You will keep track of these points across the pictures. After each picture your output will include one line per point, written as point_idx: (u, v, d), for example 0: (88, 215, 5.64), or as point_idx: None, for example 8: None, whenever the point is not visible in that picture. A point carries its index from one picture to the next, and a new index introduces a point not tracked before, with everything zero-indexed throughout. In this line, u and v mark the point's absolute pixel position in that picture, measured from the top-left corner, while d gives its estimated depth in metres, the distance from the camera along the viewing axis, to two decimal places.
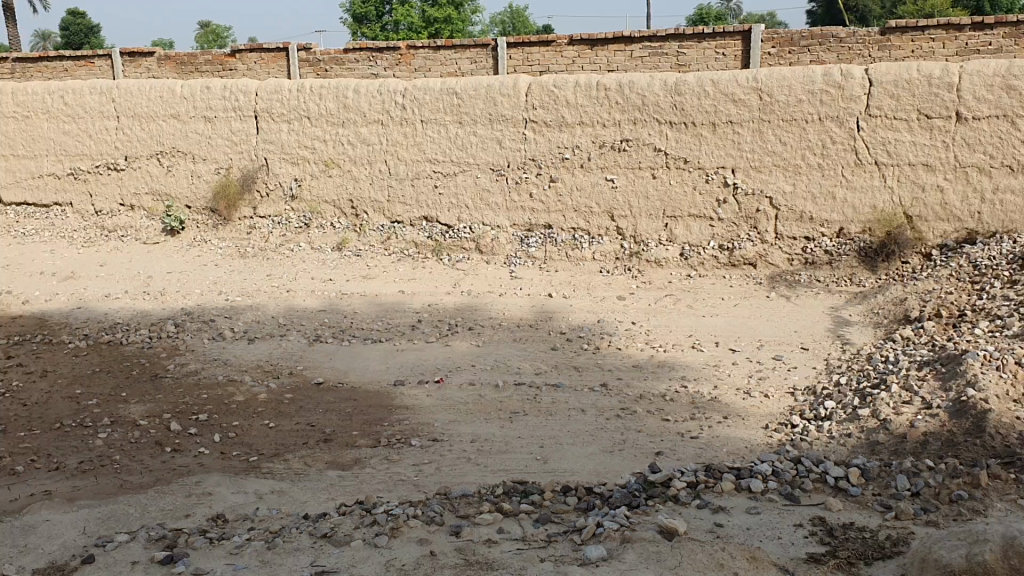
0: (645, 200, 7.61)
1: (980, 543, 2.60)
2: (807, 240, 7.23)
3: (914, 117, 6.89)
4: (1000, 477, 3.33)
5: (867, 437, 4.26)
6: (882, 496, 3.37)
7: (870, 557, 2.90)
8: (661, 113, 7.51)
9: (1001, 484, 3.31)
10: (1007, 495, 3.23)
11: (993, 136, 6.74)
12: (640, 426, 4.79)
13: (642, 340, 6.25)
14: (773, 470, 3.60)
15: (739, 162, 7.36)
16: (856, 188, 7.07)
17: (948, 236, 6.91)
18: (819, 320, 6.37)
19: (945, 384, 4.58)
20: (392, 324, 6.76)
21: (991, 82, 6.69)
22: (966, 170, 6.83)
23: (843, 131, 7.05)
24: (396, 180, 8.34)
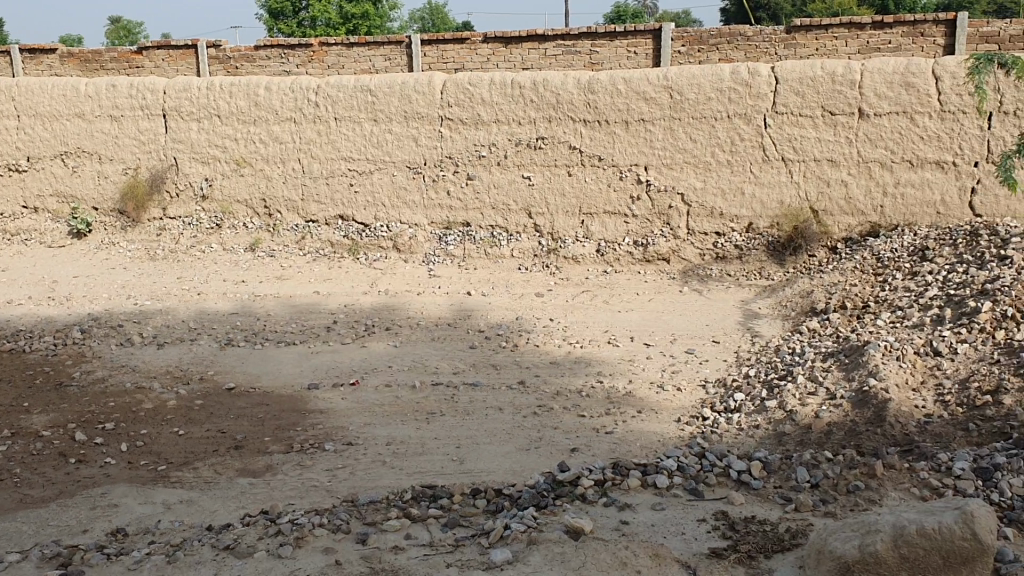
0: (560, 197, 7.64)
1: (871, 533, 2.67)
2: (718, 235, 7.37)
3: (819, 114, 7.06)
4: (895, 466, 3.43)
5: (774, 428, 4.35)
6: (783, 488, 3.44)
7: (769, 550, 2.96)
8: (575, 111, 7.55)
9: (896, 473, 3.41)
10: (901, 483, 3.33)
11: (894, 132, 6.94)
12: (556, 424, 4.80)
13: (560, 336, 6.28)
14: (679, 465, 3.65)
15: (652, 159, 7.44)
16: (764, 184, 7.21)
17: (852, 230, 7.10)
18: (730, 314, 6.48)
19: (848, 375, 4.71)
20: (308, 326, 6.66)
21: (892, 79, 6.88)
22: (869, 165, 7.01)
23: (751, 129, 7.19)
24: (310, 179, 8.21)
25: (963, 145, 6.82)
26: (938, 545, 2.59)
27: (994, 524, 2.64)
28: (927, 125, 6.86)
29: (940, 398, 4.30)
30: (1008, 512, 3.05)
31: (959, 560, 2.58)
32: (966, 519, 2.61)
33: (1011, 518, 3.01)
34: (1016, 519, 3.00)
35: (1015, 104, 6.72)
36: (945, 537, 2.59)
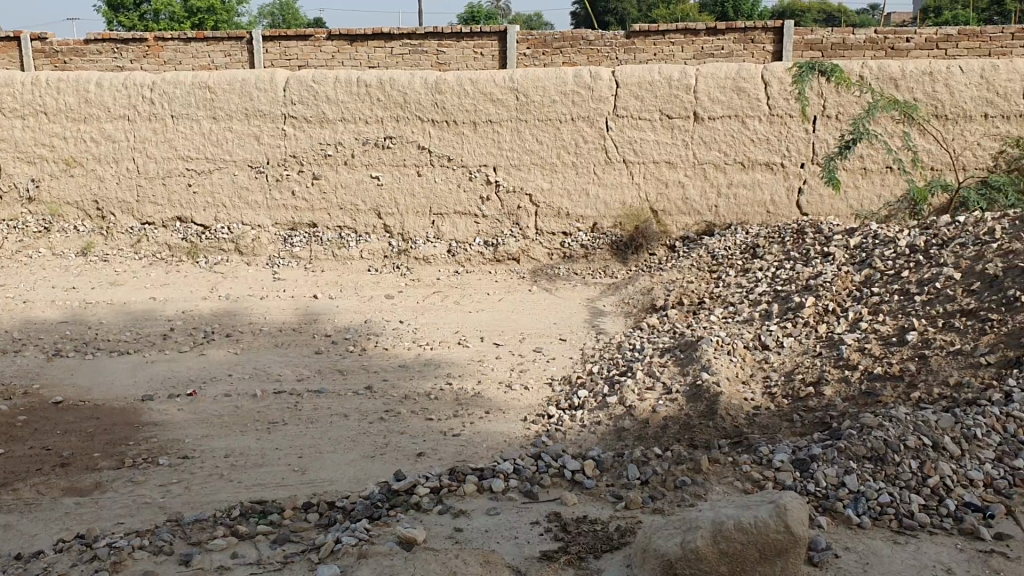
0: (409, 197, 7.57)
1: (693, 530, 2.73)
2: (565, 235, 7.49)
3: (657, 117, 7.25)
4: (720, 461, 3.56)
5: (613, 424, 4.43)
6: (614, 487, 3.51)
7: (598, 550, 3.00)
8: (423, 110, 7.49)
9: (721, 467, 3.53)
10: (725, 478, 3.45)
11: (727, 135, 7.19)
12: (402, 428, 4.74)
13: (409, 338, 6.22)
14: (515, 467, 3.66)
15: (500, 160, 7.46)
16: (607, 185, 7.37)
17: (689, 229, 7.35)
18: (577, 312, 6.58)
19: (684, 370, 4.86)
20: (144, 334, 6.34)
21: (724, 84, 7.14)
22: (705, 167, 7.26)
23: (593, 131, 7.32)
24: (146, 179, 7.84)
25: (791, 148, 7.14)
26: (756, 538, 2.68)
27: (805, 514, 2.78)
28: (758, 128, 7.14)
29: (768, 390, 4.48)
30: (823, 501, 3.21)
31: (776, 551, 2.69)
32: (780, 512, 2.72)
33: (826, 507, 3.18)
34: (830, 508, 3.17)
35: (836, 109, 7.07)
36: (762, 530, 2.69)
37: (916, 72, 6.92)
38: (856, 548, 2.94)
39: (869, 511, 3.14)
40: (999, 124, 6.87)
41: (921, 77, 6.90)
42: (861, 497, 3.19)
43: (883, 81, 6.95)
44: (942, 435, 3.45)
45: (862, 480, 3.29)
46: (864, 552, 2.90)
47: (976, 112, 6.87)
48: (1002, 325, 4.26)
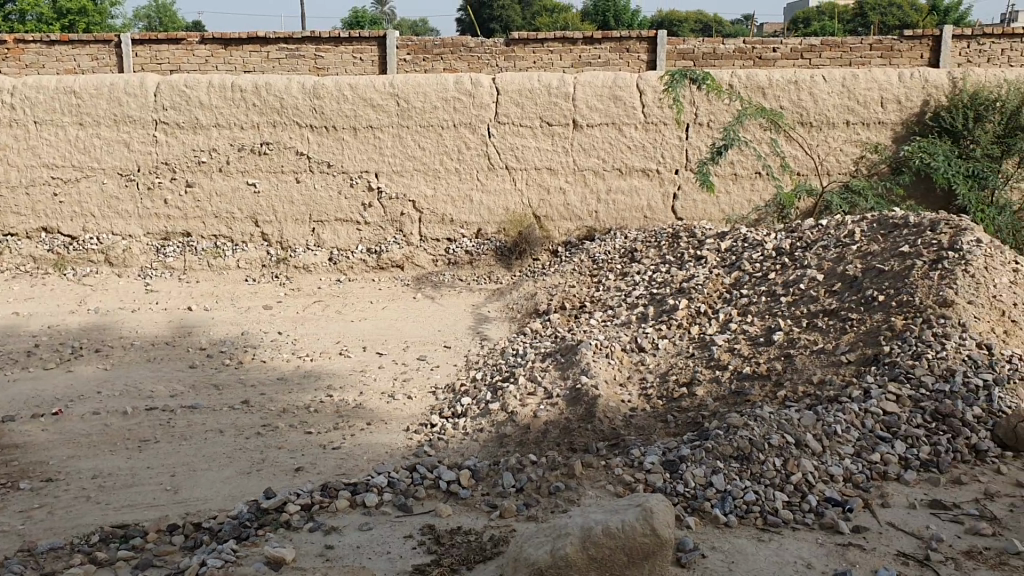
0: (288, 204, 7.42)
1: (562, 537, 2.75)
2: (449, 241, 7.47)
3: (537, 124, 7.30)
4: (593, 465, 3.60)
5: (495, 430, 4.43)
6: (489, 496, 3.51)
7: (471, 561, 2.99)
8: (300, 116, 7.34)
9: (594, 471, 3.58)
10: (598, 482, 3.49)
11: (605, 142, 7.31)
12: (280, 443, 4.63)
13: (288, 349, 6.08)
14: (389, 481, 3.63)
15: (381, 166, 7.38)
16: (490, 191, 7.38)
17: (571, 234, 7.43)
18: (461, 318, 6.57)
19: (564, 374, 4.90)
20: (5, 351, 6.02)
21: (601, 92, 7.24)
22: (584, 173, 7.35)
23: (475, 138, 7.32)
24: (7, 188, 7.46)
25: (666, 154, 7.30)
26: (623, 543, 2.72)
27: (670, 517, 2.84)
28: (634, 135, 7.28)
29: (644, 392, 4.57)
30: (692, 501, 3.28)
31: (643, 555, 2.74)
32: (647, 516, 2.77)
33: (694, 507, 3.25)
34: (699, 507, 3.25)
35: (708, 117, 7.26)
36: (629, 535, 2.73)
37: (781, 81, 7.17)
38: (723, 547, 3.01)
39: (735, 510, 3.23)
40: (860, 130, 7.16)
41: (786, 86, 7.16)
42: (728, 496, 3.28)
43: (750, 89, 7.19)
44: (804, 433, 3.57)
45: (729, 479, 3.37)
46: (730, 550, 2.97)
47: (839, 119, 7.15)
48: (861, 324, 4.45)
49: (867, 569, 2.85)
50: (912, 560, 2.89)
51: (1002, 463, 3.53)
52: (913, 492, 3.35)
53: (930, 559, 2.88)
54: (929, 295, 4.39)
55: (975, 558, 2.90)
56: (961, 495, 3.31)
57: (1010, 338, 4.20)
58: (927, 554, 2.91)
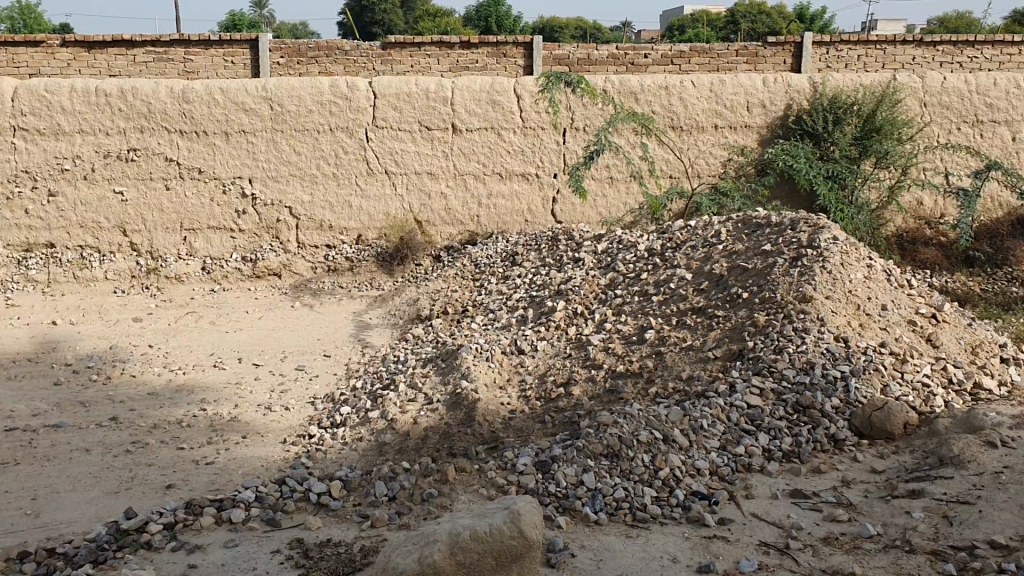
0: (158, 213, 7.17)
1: (430, 544, 2.73)
2: (328, 248, 7.35)
3: (416, 129, 7.27)
4: (465, 470, 3.59)
5: (374, 439, 4.37)
6: (361, 506, 3.46)
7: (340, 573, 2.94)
8: (169, 121, 7.10)
9: (466, 476, 3.57)
10: (471, 486, 3.48)
11: (484, 146, 7.31)
12: (151, 461, 4.45)
13: (160, 363, 5.86)
14: (257, 496, 3.54)
15: (255, 171, 7.21)
16: (369, 196, 7.30)
17: (453, 239, 7.41)
18: (341, 326, 6.47)
19: (444, 379, 4.88)
20: None
21: (479, 97, 7.25)
22: (464, 177, 7.34)
23: (353, 142, 7.23)
24: None
25: (544, 159, 7.37)
26: (490, 547, 2.73)
27: (537, 518, 2.86)
28: (513, 140, 7.32)
29: (523, 394, 4.59)
30: (563, 501, 3.32)
31: (509, 558, 2.75)
32: (514, 519, 2.78)
33: (565, 507, 3.29)
34: (570, 507, 3.28)
35: (584, 122, 7.36)
36: (496, 538, 2.73)
37: (652, 86, 7.34)
38: (592, 545, 3.04)
39: (605, 507, 3.28)
40: (728, 134, 7.39)
41: (657, 91, 7.32)
42: (598, 494, 3.32)
43: (624, 95, 7.33)
44: (672, 429, 3.66)
45: (599, 477, 3.42)
46: (598, 548, 3.01)
47: (708, 123, 7.36)
48: (727, 321, 4.59)
49: (730, 559, 2.93)
50: (773, 549, 2.98)
51: (858, 451, 3.70)
52: (776, 482, 3.47)
53: (789, 547, 2.98)
54: (790, 291, 4.55)
55: (831, 543, 3.01)
56: (820, 483, 3.45)
57: (865, 330, 4.39)
58: (786, 543, 3.01)
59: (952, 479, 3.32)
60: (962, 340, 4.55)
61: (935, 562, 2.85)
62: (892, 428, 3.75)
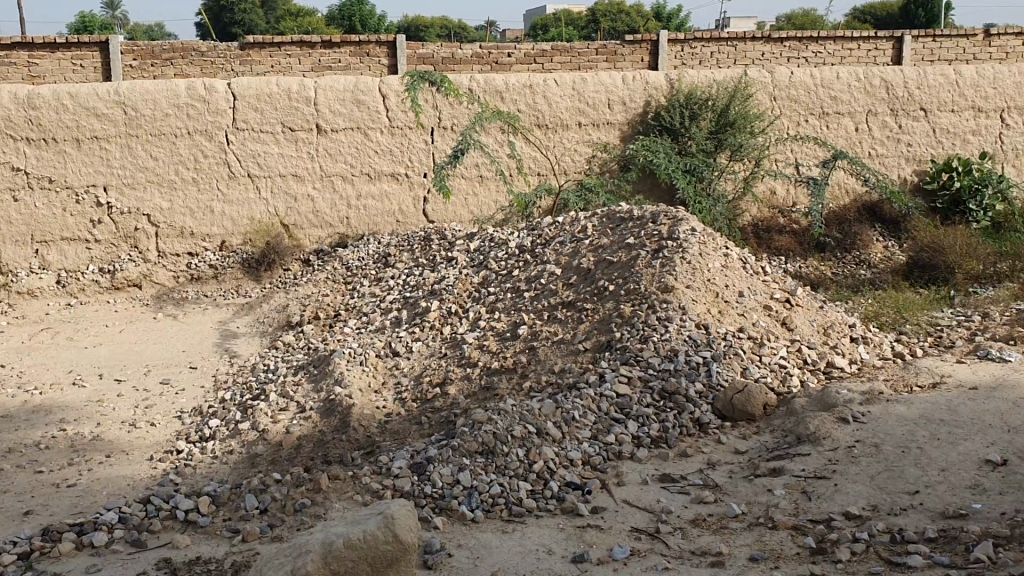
0: (6, 225, 6.84)
1: (303, 555, 2.69)
2: (191, 256, 7.13)
3: (279, 130, 7.12)
4: (339, 477, 3.54)
5: (246, 451, 4.27)
6: (232, 520, 3.38)
7: None
8: (15, 128, 6.77)
9: (340, 482, 3.53)
10: (345, 493, 3.44)
11: (350, 147, 7.23)
12: (6, 487, 4.21)
13: (13, 383, 5.56)
14: (121, 517, 3.41)
15: (110, 178, 6.94)
16: (232, 201, 7.11)
17: (322, 242, 7.28)
18: (207, 336, 6.27)
19: (316, 386, 4.81)
20: None
21: (343, 96, 7.16)
22: (331, 179, 7.24)
23: (213, 145, 7.03)
24: None
25: (413, 158, 7.33)
26: (365, 553, 2.70)
27: (411, 521, 2.85)
28: (380, 140, 7.26)
29: (398, 397, 4.57)
30: (439, 502, 3.32)
31: (384, 563, 2.73)
32: (388, 523, 2.77)
33: (442, 507, 3.29)
34: (446, 507, 3.29)
35: (451, 120, 7.35)
36: (370, 545, 2.71)
37: (517, 85, 7.41)
38: (468, 544, 3.06)
39: (481, 505, 3.30)
40: (591, 131, 7.53)
41: (522, 90, 7.40)
42: (473, 492, 3.34)
43: (489, 93, 7.37)
44: (545, 422, 3.71)
45: (474, 475, 3.44)
46: (475, 546, 3.03)
47: (571, 121, 7.49)
48: (596, 313, 4.68)
49: (603, 547, 2.99)
50: (643, 534, 3.06)
51: (722, 433, 3.84)
52: (646, 468, 3.56)
53: (660, 531, 3.07)
54: (653, 282, 4.68)
55: (699, 525, 3.11)
56: (687, 467, 3.56)
57: (725, 316, 4.55)
58: (657, 527, 3.09)
59: (809, 456, 3.48)
60: (815, 322, 4.77)
61: (796, 535, 2.98)
62: (753, 409, 3.91)
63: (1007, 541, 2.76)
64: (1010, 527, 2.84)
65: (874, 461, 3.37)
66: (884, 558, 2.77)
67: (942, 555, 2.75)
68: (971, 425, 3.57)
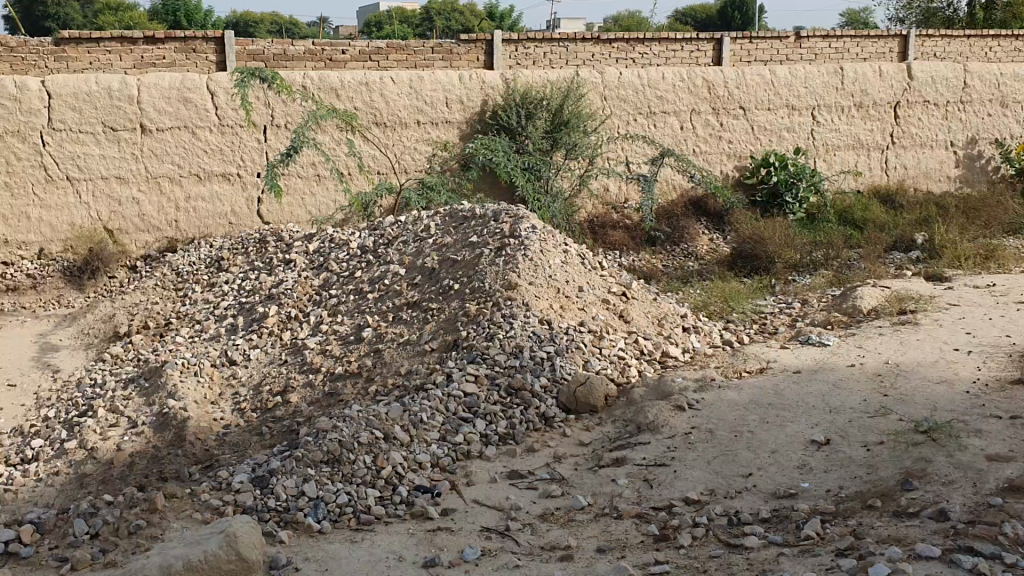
0: None
1: None
2: (6, 265, 6.75)
3: (100, 130, 6.79)
4: (176, 495, 3.39)
5: (73, 471, 4.02)
6: (59, 548, 3.18)
7: None
8: None
9: (178, 501, 3.37)
10: (184, 511, 3.30)
11: (178, 147, 6.94)
12: None
13: None
14: None
15: None
16: (49, 206, 6.77)
17: (150, 247, 6.98)
18: (25, 351, 5.87)
19: (149, 400, 4.58)
20: None
21: (169, 95, 6.86)
22: (158, 180, 6.94)
23: (27, 147, 6.68)
24: None
25: (245, 158, 7.09)
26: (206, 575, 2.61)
27: (255, 539, 2.77)
28: (209, 139, 6.99)
29: (238, 407, 4.42)
30: (284, 515, 3.24)
31: None
32: (230, 542, 2.68)
33: (287, 521, 3.21)
34: (292, 520, 3.21)
35: (284, 119, 7.15)
36: (211, 565, 2.61)
37: (352, 82, 7.30)
38: (316, 555, 2.99)
39: (328, 515, 3.24)
40: (429, 129, 7.52)
41: (358, 88, 7.30)
42: (320, 502, 3.27)
43: (324, 91, 7.24)
44: (392, 426, 3.67)
45: (320, 485, 3.37)
46: (322, 558, 2.96)
47: (409, 119, 7.45)
48: (440, 313, 4.67)
49: (454, 549, 2.99)
50: (494, 533, 3.08)
51: (567, 426, 3.91)
52: (494, 467, 3.58)
53: (510, 530, 3.09)
54: (497, 280, 4.71)
55: (547, 520, 3.15)
56: (534, 462, 3.60)
57: (566, 311, 4.63)
58: (507, 526, 3.11)
59: (650, 444, 3.59)
60: (651, 314, 4.93)
61: (640, 524, 3.07)
62: (595, 402, 4.00)
63: (833, 516, 2.93)
64: (835, 503, 3.02)
65: (710, 447, 3.52)
66: (723, 541, 2.89)
67: (775, 534, 2.89)
68: (797, 408, 3.78)
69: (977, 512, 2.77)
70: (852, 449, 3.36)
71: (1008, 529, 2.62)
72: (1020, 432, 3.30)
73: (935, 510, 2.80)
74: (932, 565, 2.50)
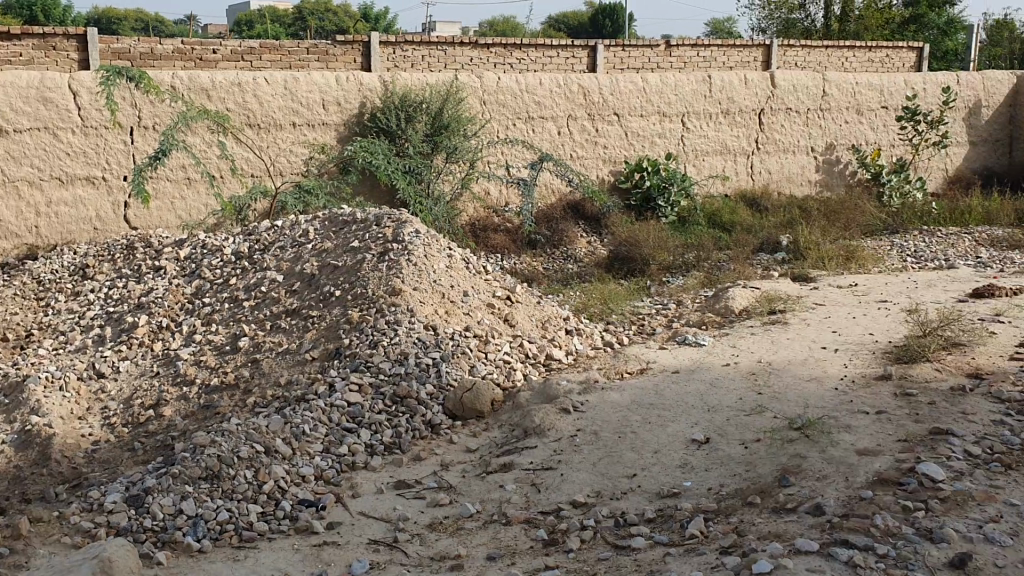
0: None
1: None
2: None
3: None
4: (43, 519, 3.22)
5: None
6: None
7: None
8: None
9: (44, 526, 3.20)
10: (52, 536, 3.13)
11: (37, 149, 6.61)
12: None
13: None
14: None
15: None
16: None
17: (8, 254, 6.57)
18: None
19: (10, 416, 4.33)
20: None
21: (27, 94, 6.53)
22: (15, 185, 6.58)
23: None
24: None
25: (110, 160, 6.79)
26: None
27: (130, 561, 2.68)
28: (71, 140, 6.68)
29: (107, 422, 4.22)
30: (161, 535, 3.12)
31: None
32: (104, 567, 2.59)
33: (164, 541, 3.09)
34: (169, 540, 3.10)
35: (152, 120, 6.89)
36: None
37: (224, 82, 7.09)
38: None
39: (208, 533, 3.13)
40: (305, 131, 7.37)
41: (230, 88, 7.09)
42: (199, 520, 3.17)
43: (194, 91, 7.01)
44: (273, 439, 3.58)
45: (199, 502, 3.26)
46: None
47: (285, 121, 7.28)
48: (321, 321, 4.58)
49: (342, 563, 2.93)
50: (382, 545, 3.04)
51: (453, 433, 3.89)
52: (379, 477, 3.53)
53: (398, 540, 3.05)
54: (380, 286, 4.65)
55: (436, 529, 3.13)
56: (421, 471, 3.57)
57: (451, 316, 4.60)
58: (395, 537, 3.07)
59: (536, 448, 3.61)
60: (534, 317, 4.95)
61: (528, 529, 3.08)
62: (481, 407, 3.99)
63: (716, 514, 3.01)
64: (717, 501, 3.10)
65: (596, 449, 3.56)
66: (610, 543, 2.92)
67: (661, 534, 2.94)
68: (678, 407, 3.86)
69: (850, 505, 2.89)
70: (730, 447, 3.46)
71: (879, 521, 2.74)
72: (886, 426, 3.46)
73: (811, 505, 2.91)
74: (811, 559, 2.59)
